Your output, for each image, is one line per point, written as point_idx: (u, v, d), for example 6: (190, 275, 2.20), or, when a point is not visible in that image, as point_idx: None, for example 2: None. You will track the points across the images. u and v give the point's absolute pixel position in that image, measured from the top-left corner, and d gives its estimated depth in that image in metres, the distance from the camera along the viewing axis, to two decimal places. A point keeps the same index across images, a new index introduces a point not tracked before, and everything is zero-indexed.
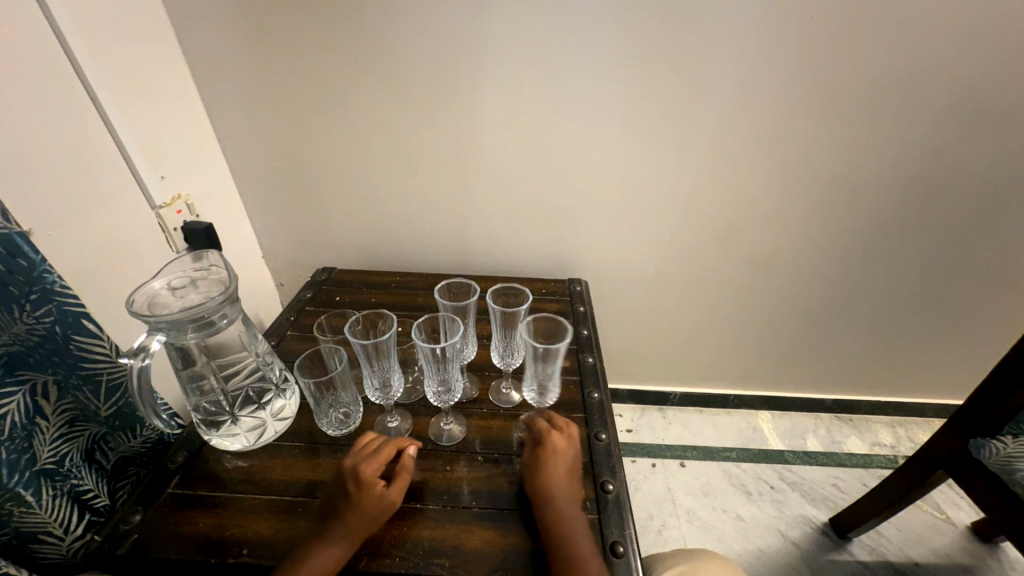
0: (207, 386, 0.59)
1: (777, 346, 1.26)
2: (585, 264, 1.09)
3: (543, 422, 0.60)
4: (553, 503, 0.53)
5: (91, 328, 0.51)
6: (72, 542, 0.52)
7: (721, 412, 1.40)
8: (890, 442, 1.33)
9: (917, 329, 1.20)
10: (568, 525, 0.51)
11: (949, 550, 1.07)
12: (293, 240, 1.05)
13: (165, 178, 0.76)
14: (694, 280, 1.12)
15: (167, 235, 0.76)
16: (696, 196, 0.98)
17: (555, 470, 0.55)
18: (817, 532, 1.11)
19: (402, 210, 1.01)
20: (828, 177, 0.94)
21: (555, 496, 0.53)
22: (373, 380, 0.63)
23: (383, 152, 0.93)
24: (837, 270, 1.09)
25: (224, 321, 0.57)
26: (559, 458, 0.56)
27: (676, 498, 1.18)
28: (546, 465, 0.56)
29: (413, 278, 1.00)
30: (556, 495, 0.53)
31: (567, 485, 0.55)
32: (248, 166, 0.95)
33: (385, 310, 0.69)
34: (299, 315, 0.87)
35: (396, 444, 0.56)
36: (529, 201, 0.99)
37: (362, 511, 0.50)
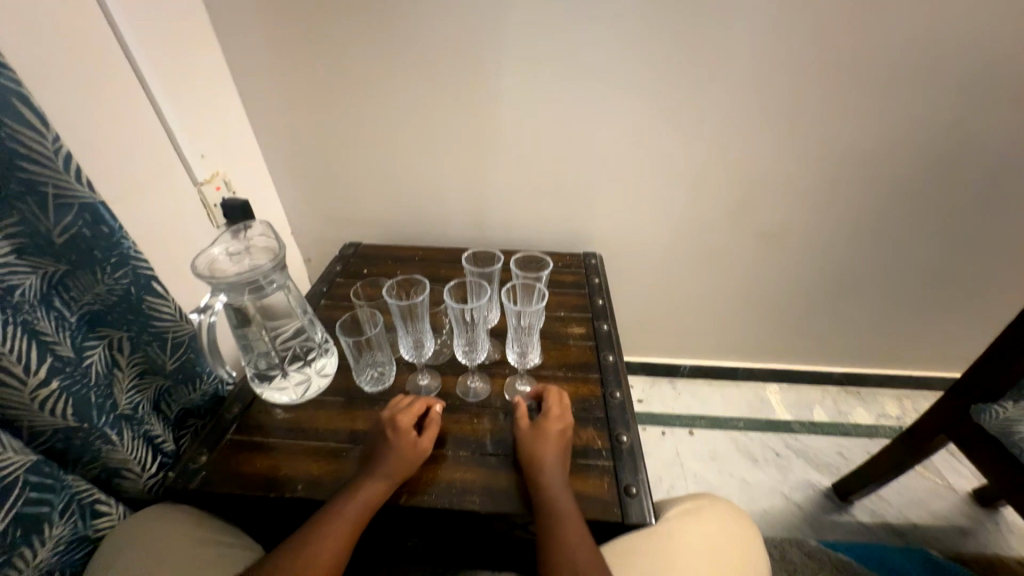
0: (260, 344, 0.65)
1: (787, 319, 1.28)
2: (600, 238, 1.12)
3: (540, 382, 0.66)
4: (547, 451, 0.57)
5: (159, 289, 0.57)
6: (149, 479, 0.60)
7: (730, 383, 1.44)
8: (896, 414, 1.37)
9: (929, 303, 1.22)
10: (558, 472, 0.56)
11: (948, 514, 1.11)
12: (320, 217, 1.11)
13: (205, 157, 0.81)
14: (706, 254, 1.15)
15: (208, 210, 0.82)
16: (709, 170, 1.00)
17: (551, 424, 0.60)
18: (820, 495, 1.16)
19: (423, 187, 1.04)
20: (843, 151, 0.95)
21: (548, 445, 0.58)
22: (406, 340, 0.68)
23: (404, 130, 0.96)
24: (850, 244, 1.10)
25: (274, 285, 0.63)
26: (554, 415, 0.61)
27: (683, 462, 1.24)
28: (543, 421, 0.61)
29: (435, 252, 1.05)
30: (549, 446, 0.58)
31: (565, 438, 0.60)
32: (276, 145, 0.99)
33: (418, 277, 0.74)
34: (331, 286, 0.93)
35: (425, 402, 0.63)
36: (546, 178, 1.02)
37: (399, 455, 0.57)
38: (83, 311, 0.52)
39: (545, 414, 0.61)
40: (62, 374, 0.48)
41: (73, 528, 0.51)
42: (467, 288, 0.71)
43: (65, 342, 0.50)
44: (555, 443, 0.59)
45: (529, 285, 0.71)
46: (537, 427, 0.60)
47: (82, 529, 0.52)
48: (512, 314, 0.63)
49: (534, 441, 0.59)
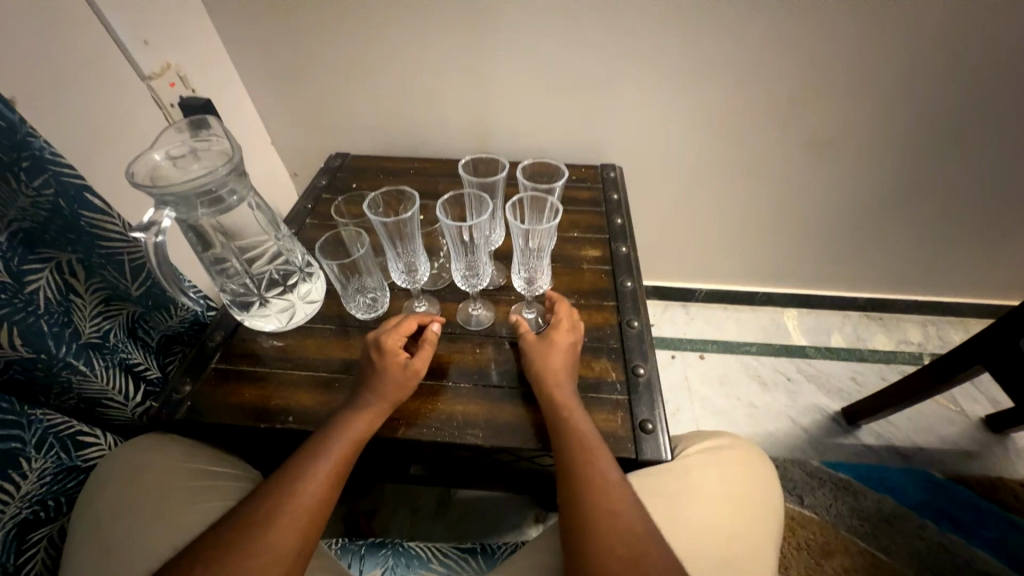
0: (231, 269, 0.58)
1: (820, 241, 1.17)
2: (621, 148, 0.97)
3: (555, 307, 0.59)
4: (556, 386, 0.52)
5: (97, 202, 0.49)
6: (135, 407, 0.57)
7: (746, 308, 1.38)
8: (918, 340, 1.31)
9: (985, 225, 1.09)
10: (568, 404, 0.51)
11: (957, 438, 1.11)
12: (299, 122, 0.96)
13: (148, 44, 0.66)
14: (740, 167, 1.00)
15: (163, 111, 0.70)
16: (760, 61, 0.82)
17: (557, 357, 0.54)
18: (827, 419, 1.16)
19: (415, 84, 0.88)
20: (935, 32, 0.76)
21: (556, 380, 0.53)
22: (398, 264, 0.60)
23: (388, 7, 0.77)
24: (912, 155, 0.95)
25: (234, 198, 0.53)
26: (562, 344, 0.56)
27: (691, 386, 1.23)
28: (550, 351, 0.55)
29: (431, 163, 0.92)
30: (558, 380, 0.53)
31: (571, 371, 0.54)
32: (235, 29, 0.82)
33: (407, 189, 0.64)
34: (315, 202, 0.83)
35: (417, 320, 0.57)
36: (561, 71, 0.85)
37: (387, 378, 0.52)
38: (13, 230, 0.44)
39: (555, 342, 0.56)
40: None
41: (56, 460, 0.48)
42: (465, 202, 0.61)
43: None
44: (563, 374, 0.54)
45: (538, 199, 0.60)
46: (545, 356, 0.55)
47: (68, 460, 0.50)
48: (518, 233, 0.53)
49: (542, 373, 0.54)
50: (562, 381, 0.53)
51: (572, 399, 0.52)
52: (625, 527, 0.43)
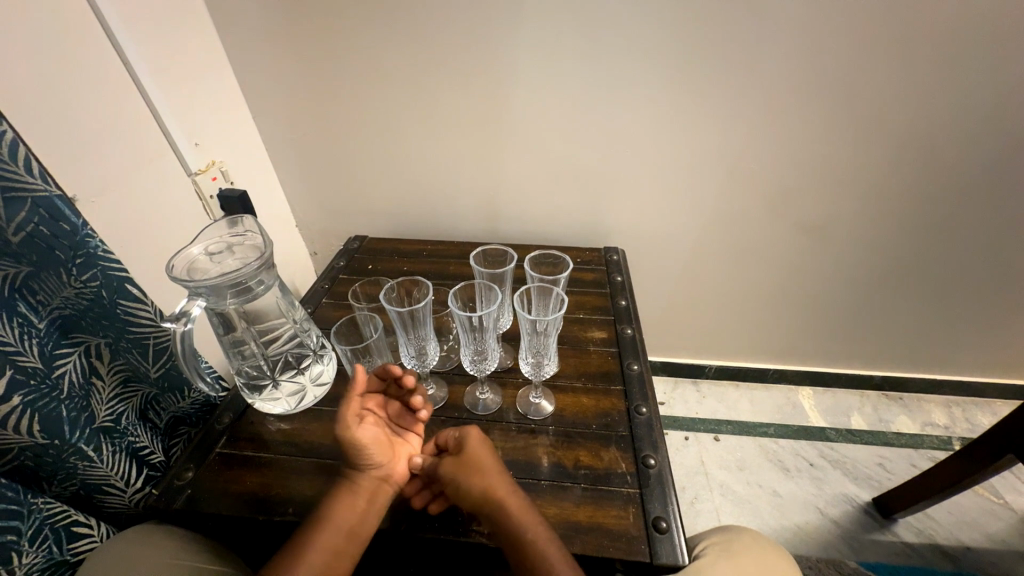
0: (248, 351, 0.59)
1: (827, 319, 1.18)
2: (623, 232, 1.03)
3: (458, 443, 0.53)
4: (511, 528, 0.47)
5: (135, 292, 0.52)
6: (133, 494, 0.55)
7: (759, 386, 1.35)
8: (944, 423, 1.26)
9: (989, 304, 1.10)
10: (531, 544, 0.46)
11: (1005, 536, 1.01)
12: (325, 209, 1.05)
13: (198, 146, 0.76)
14: (739, 249, 1.05)
15: (204, 203, 0.77)
16: (747, 158, 0.90)
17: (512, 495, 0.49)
18: (859, 511, 1.07)
19: (433, 177, 0.97)
20: (907, 133, 0.84)
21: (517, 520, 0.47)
22: (408, 348, 0.61)
23: (414, 116, 0.89)
24: (903, 239, 0.99)
25: (261, 287, 0.57)
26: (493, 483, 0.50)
27: (709, 471, 1.16)
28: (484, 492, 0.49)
29: (445, 246, 0.98)
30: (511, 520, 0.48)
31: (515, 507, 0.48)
32: (278, 132, 0.93)
33: (420, 278, 0.67)
34: (333, 283, 0.87)
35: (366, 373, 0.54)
36: (565, 167, 0.94)
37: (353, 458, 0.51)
38: (54, 316, 0.47)
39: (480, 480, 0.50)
40: (26, 388, 0.43)
41: (47, 555, 0.46)
42: (475, 290, 0.64)
43: (32, 352, 0.45)
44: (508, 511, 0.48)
45: (547, 289, 0.64)
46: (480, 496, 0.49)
47: (58, 554, 0.47)
48: (527, 320, 0.56)
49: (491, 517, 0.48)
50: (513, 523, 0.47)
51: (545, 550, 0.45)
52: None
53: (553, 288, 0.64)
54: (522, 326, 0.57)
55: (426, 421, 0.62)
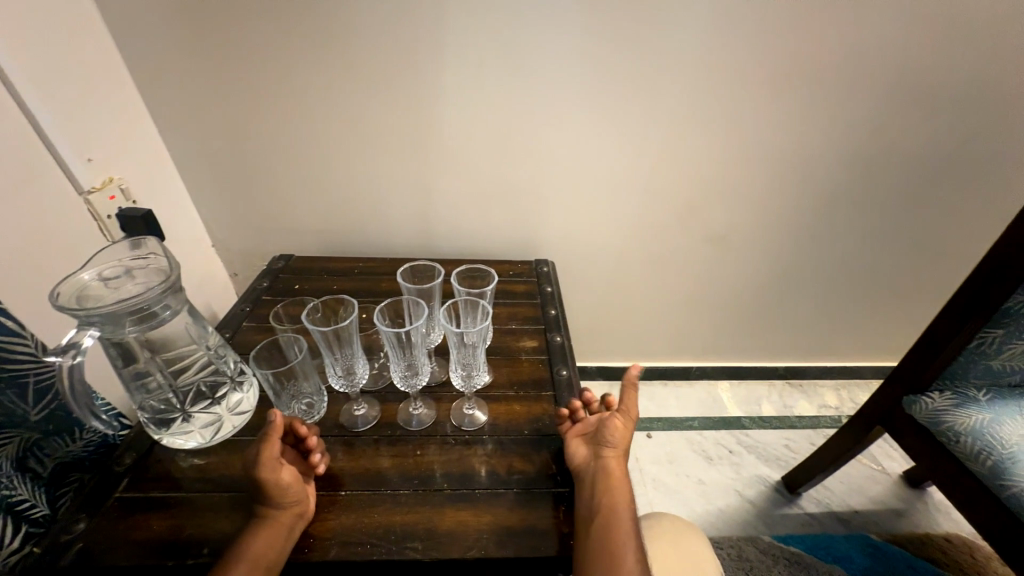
0: (153, 383, 0.54)
1: (736, 317, 1.31)
2: (552, 244, 1.09)
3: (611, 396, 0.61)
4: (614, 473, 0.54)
5: (9, 324, 0.47)
6: (9, 556, 0.48)
7: (684, 383, 1.46)
8: (834, 404, 1.44)
9: (859, 298, 1.30)
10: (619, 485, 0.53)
11: (884, 497, 1.18)
12: (246, 227, 1.00)
13: (92, 161, 0.69)
14: (656, 258, 1.15)
15: (100, 223, 0.70)
16: (656, 175, 0.99)
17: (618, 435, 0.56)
18: (771, 490, 1.19)
19: (363, 194, 0.97)
20: (783, 155, 0.98)
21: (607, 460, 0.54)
22: (336, 368, 0.61)
23: (340, 134, 0.88)
24: (788, 245, 1.15)
25: (167, 312, 0.53)
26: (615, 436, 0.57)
27: (643, 467, 1.23)
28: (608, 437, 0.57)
29: (377, 263, 0.97)
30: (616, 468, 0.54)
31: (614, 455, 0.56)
32: (188, 145, 0.88)
33: (345, 296, 0.66)
34: (255, 305, 0.83)
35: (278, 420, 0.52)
36: (495, 183, 0.98)
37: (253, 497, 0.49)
38: None
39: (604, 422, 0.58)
40: None
41: None
42: (403, 306, 0.64)
43: None
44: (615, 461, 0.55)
45: (473, 301, 0.66)
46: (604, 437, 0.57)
47: None
48: (454, 332, 0.58)
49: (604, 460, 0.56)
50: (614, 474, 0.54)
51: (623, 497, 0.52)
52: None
53: (478, 301, 0.66)
54: (449, 339, 0.59)
55: (358, 441, 0.61)
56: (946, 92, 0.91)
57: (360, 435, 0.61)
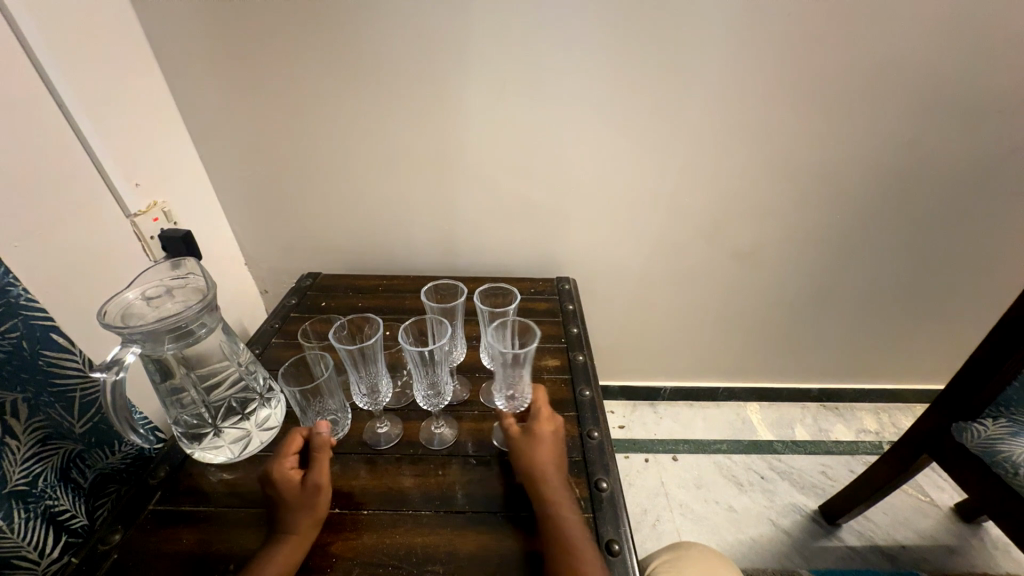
0: (188, 398, 0.56)
1: (764, 336, 1.27)
2: (574, 262, 1.09)
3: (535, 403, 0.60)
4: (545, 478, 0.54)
5: (61, 341, 0.49)
6: (50, 565, 0.50)
7: (711, 404, 1.42)
8: (874, 429, 1.37)
9: (898, 316, 1.24)
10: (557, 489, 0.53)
11: (933, 532, 1.10)
12: (278, 247, 1.04)
13: (139, 186, 0.74)
14: (680, 275, 1.13)
15: (144, 243, 0.75)
16: (679, 191, 0.99)
17: (545, 451, 0.56)
18: (808, 520, 1.13)
19: (389, 214, 0.99)
20: (811, 170, 0.96)
21: (545, 483, 0.53)
22: (361, 386, 0.61)
23: (368, 157, 0.92)
24: (819, 261, 1.11)
25: (203, 330, 0.55)
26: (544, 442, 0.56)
27: (669, 491, 1.19)
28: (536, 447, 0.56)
29: (401, 281, 0.99)
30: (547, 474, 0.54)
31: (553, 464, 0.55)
32: (227, 169, 0.93)
33: (370, 314, 0.67)
34: (284, 322, 0.86)
35: (302, 432, 0.54)
36: (517, 202, 0.99)
37: (300, 509, 0.50)
38: None
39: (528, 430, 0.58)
40: None
41: None
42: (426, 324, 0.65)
43: None
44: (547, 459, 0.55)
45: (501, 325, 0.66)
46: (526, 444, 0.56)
47: None
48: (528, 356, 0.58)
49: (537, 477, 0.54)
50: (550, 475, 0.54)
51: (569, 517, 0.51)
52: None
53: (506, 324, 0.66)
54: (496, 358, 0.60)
55: (381, 459, 0.61)
56: (985, 102, 0.88)
57: (383, 453, 0.62)
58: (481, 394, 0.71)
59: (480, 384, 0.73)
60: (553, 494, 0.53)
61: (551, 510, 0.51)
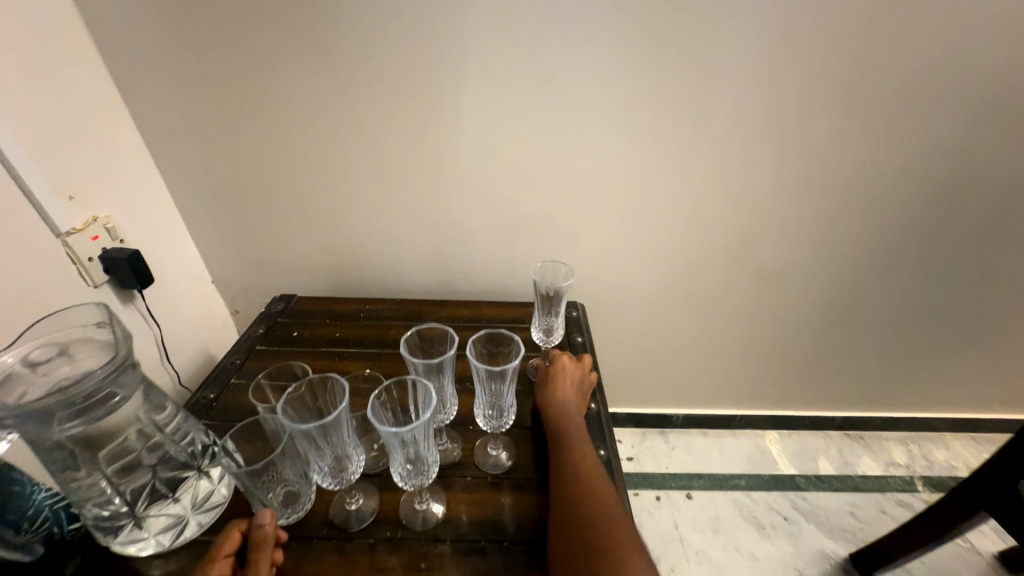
0: (95, 486, 0.44)
1: (789, 362, 1.16)
2: (580, 283, 0.97)
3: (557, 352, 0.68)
4: (558, 413, 0.59)
5: None
6: None
7: (727, 433, 1.30)
8: (904, 462, 1.26)
9: (934, 342, 1.13)
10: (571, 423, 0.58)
11: None
12: (248, 265, 0.92)
13: (74, 199, 0.64)
14: (698, 297, 1.02)
15: (79, 267, 0.65)
16: (700, 206, 0.87)
17: (563, 390, 0.62)
18: (838, 570, 1.01)
19: (373, 230, 0.88)
20: (850, 183, 0.85)
21: (560, 416, 0.59)
22: (322, 462, 0.49)
23: (347, 165, 0.80)
24: (853, 283, 1.00)
25: (116, 398, 0.45)
26: (565, 381, 0.63)
27: (684, 536, 1.07)
28: (557, 384, 0.62)
29: (386, 305, 0.87)
30: (562, 408, 0.60)
31: (573, 404, 0.61)
32: (187, 178, 0.81)
33: (331, 375, 0.52)
34: (247, 358, 0.74)
35: (239, 527, 0.44)
36: (518, 217, 0.87)
37: None
38: None
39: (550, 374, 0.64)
40: None
41: None
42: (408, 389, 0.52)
43: None
44: (564, 396, 0.61)
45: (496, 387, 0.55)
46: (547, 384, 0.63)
47: None
48: (564, 290, 0.72)
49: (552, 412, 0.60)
50: (564, 409, 0.60)
51: (584, 446, 0.55)
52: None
53: (503, 386, 0.54)
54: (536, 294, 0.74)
55: (349, 548, 0.49)
56: None
57: (353, 538, 0.50)
58: (476, 453, 0.59)
59: (476, 440, 0.61)
60: (568, 427, 0.57)
61: (565, 441, 0.56)
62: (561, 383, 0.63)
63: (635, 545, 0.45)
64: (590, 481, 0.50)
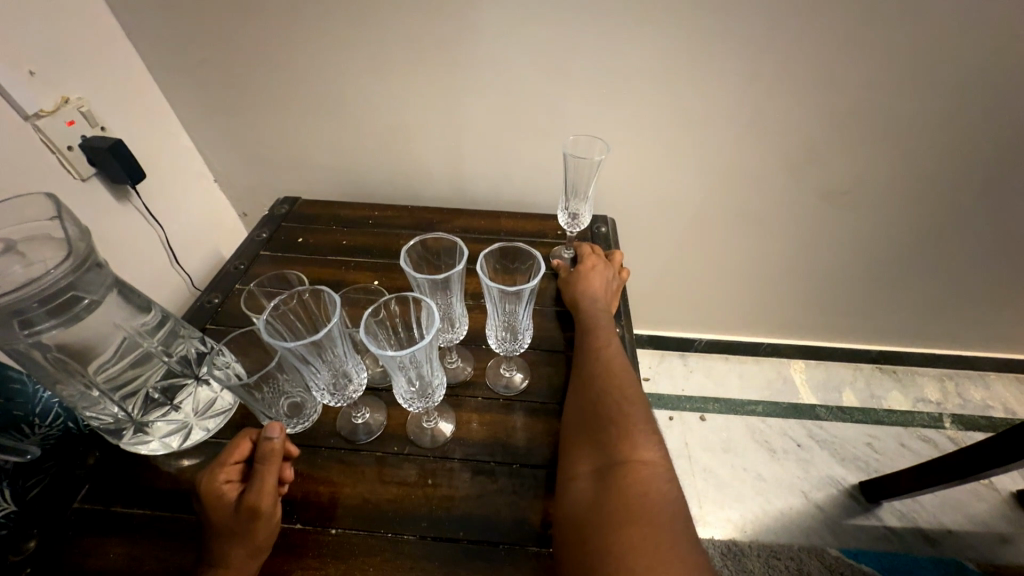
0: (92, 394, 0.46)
1: (834, 291, 1.06)
2: (613, 195, 0.86)
3: (587, 249, 0.68)
4: (586, 301, 0.60)
5: None
6: None
7: (750, 359, 1.26)
8: (936, 398, 1.20)
9: (1010, 277, 0.99)
10: (597, 311, 0.58)
11: (986, 517, 0.99)
12: (248, 162, 0.84)
13: (35, 75, 0.56)
14: (747, 216, 0.89)
15: (61, 157, 0.59)
16: (771, 103, 0.71)
17: (593, 281, 0.61)
18: (844, 495, 1.02)
19: (380, 125, 0.77)
20: (975, 76, 0.67)
21: (587, 304, 0.59)
22: (321, 379, 0.45)
23: (346, 40, 0.67)
24: (936, 206, 0.85)
25: (86, 299, 0.45)
26: (596, 274, 0.63)
27: (693, 454, 1.09)
28: (588, 275, 0.62)
29: (395, 212, 0.79)
30: (590, 297, 0.60)
31: (602, 295, 0.61)
32: (165, 55, 0.70)
33: (318, 290, 0.47)
34: (251, 264, 0.70)
35: (250, 436, 0.42)
36: (548, 114, 0.74)
37: (233, 537, 0.39)
38: None
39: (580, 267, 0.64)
40: None
41: None
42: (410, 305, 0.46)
43: None
44: (593, 287, 0.61)
45: (511, 308, 0.49)
46: (577, 275, 0.63)
47: None
48: (593, 169, 0.63)
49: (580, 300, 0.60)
50: (592, 299, 0.60)
51: (609, 334, 0.56)
52: (649, 473, 0.41)
53: (517, 305, 0.48)
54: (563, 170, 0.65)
55: (356, 459, 0.48)
56: None
57: (359, 450, 0.49)
58: (486, 374, 0.56)
59: (487, 361, 0.57)
60: (595, 316, 0.58)
61: (590, 326, 0.57)
62: (592, 276, 0.62)
63: (644, 419, 0.46)
64: (607, 368, 0.51)
